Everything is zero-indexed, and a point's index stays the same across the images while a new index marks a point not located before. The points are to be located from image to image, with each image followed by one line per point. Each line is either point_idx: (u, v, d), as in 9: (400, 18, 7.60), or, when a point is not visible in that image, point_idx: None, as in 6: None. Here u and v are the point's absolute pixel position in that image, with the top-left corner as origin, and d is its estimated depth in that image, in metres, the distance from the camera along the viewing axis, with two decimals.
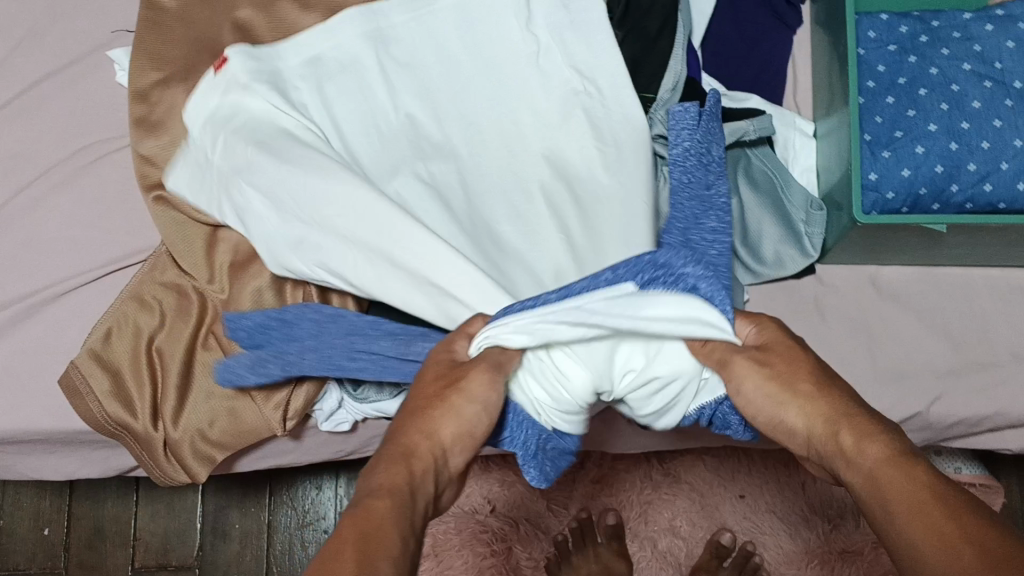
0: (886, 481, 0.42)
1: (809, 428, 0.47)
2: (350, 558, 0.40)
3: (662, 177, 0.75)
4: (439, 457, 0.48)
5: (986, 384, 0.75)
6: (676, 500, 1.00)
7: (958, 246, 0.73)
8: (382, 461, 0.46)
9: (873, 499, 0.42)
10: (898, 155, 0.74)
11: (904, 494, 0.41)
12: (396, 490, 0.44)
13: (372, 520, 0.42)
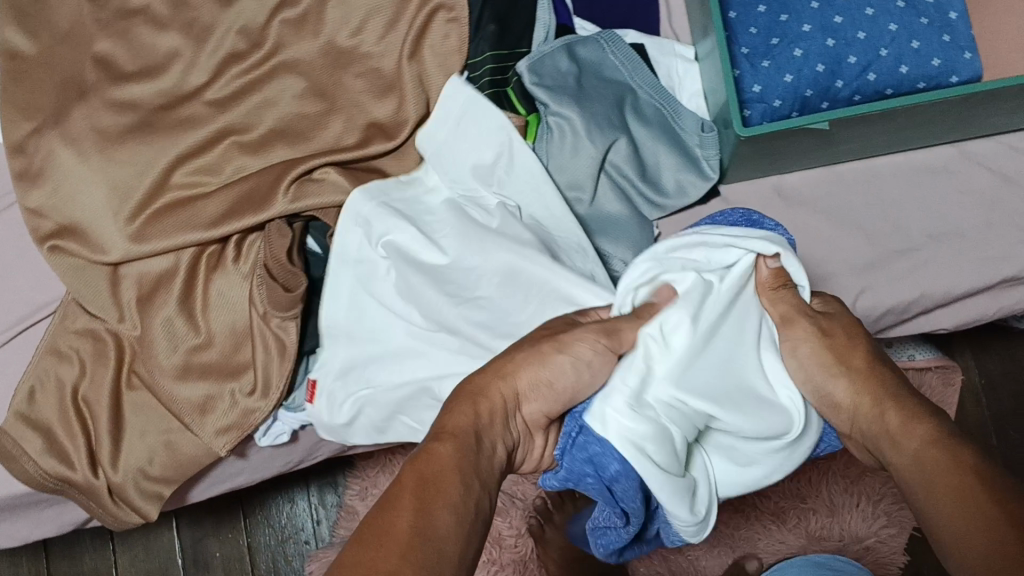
0: (928, 461, 0.51)
1: (856, 404, 0.57)
2: (410, 504, 0.45)
3: (555, 136, 0.73)
4: (512, 404, 0.53)
5: (906, 270, 0.75)
6: None
7: (853, 142, 0.72)
8: (464, 408, 0.51)
9: (917, 477, 0.52)
10: (778, 62, 0.74)
11: (943, 475, 0.51)
12: (459, 440, 0.49)
13: (435, 468, 0.47)
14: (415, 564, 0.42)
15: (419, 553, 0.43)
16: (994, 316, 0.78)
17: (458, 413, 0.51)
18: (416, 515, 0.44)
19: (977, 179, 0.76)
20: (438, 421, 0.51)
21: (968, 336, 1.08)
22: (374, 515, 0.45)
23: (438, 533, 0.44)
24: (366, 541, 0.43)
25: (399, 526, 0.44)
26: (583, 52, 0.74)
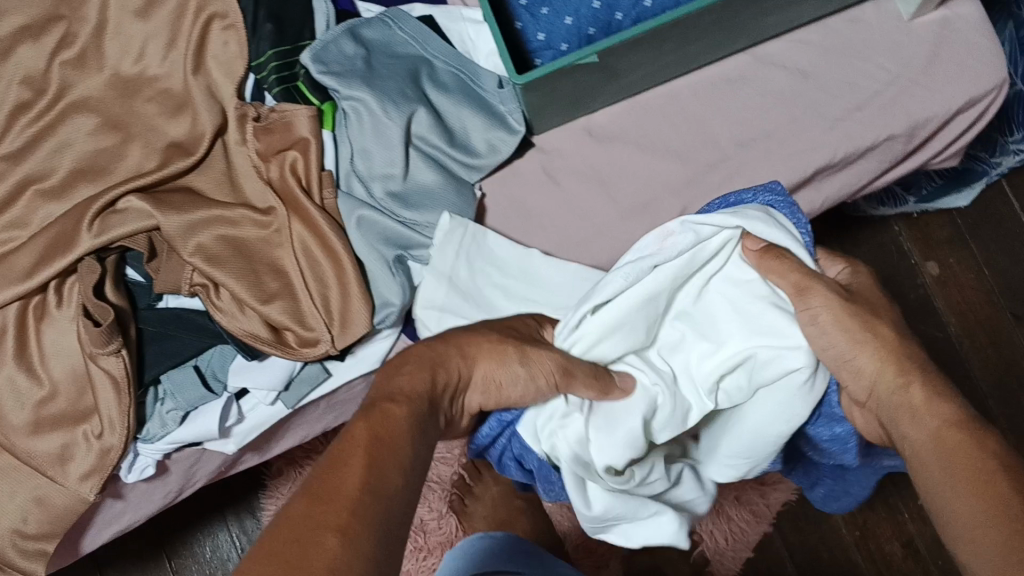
0: (950, 440, 0.52)
1: (878, 373, 0.58)
2: (360, 460, 0.42)
3: (355, 121, 0.71)
4: (462, 377, 0.53)
5: (722, 180, 0.76)
6: None
7: (643, 68, 0.72)
8: (403, 367, 0.50)
9: (925, 451, 0.53)
10: (556, 6, 0.74)
11: (949, 445, 0.52)
12: (410, 401, 0.48)
13: (384, 427, 0.45)
14: (364, 521, 0.39)
15: (367, 509, 0.40)
16: (821, 209, 0.80)
17: (405, 376, 0.50)
18: (367, 473, 0.42)
19: (774, 80, 0.77)
20: (385, 384, 0.49)
21: (833, 231, 1.13)
22: (323, 468, 0.41)
23: (387, 492, 0.42)
24: (312, 498, 0.40)
25: (351, 480, 0.41)
26: (369, 32, 0.73)
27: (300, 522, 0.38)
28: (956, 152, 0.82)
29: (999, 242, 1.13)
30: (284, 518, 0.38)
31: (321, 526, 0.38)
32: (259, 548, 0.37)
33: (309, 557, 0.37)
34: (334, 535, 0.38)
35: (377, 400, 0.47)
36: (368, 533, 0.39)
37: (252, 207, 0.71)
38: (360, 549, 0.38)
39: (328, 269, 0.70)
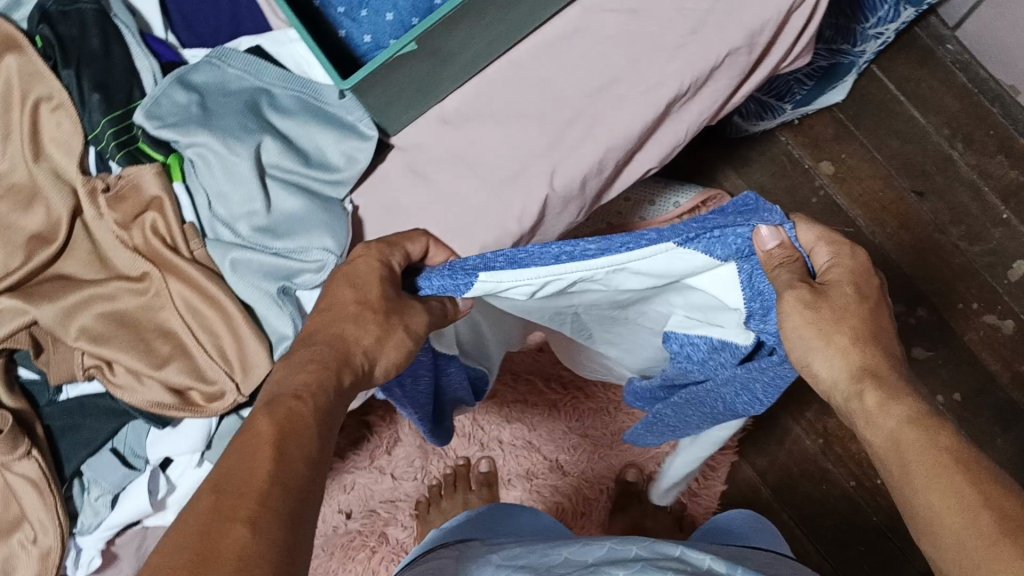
0: (908, 440, 0.49)
1: (838, 373, 0.54)
2: (267, 454, 0.46)
3: (205, 166, 0.70)
4: (366, 366, 0.56)
5: (586, 132, 0.75)
6: (510, 407, 1.10)
7: (472, 43, 0.71)
8: (306, 361, 0.53)
9: (899, 451, 0.50)
10: (373, 7, 0.73)
11: (915, 448, 0.49)
12: (315, 395, 0.51)
13: (293, 422, 0.49)
14: (275, 513, 0.43)
15: (275, 500, 0.44)
16: (687, 137, 0.81)
17: (309, 372, 0.52)
18: (274, 465, 0.45)
19: (605, 24, 0.76)
20: (284, 382, 0.52)
21: (721, 155, 1.17)
22: (235, 463, 0.45)
23: (294, 481, 0.46)
24: (222, 494, 0.43)
25: (261, 472, 0.45)
26: (197, 77, 0.72)
27: (209, 513, 0.42)
28: (804, 47, 0.82)
29: (884, 129, 1.15)
30: (198, 512, 0.42)
31: (229, 517, 0.42)
32: (178, 539, 0.41)
33: (218, 545, 0.40)
34: (242, 524, 0.42)
35: (281, 398, 0.50)
36: (277, 522, 0.43)
37: (125, 278, 0.70)
38: (271, 536, 0.42)
39: (213, 318, 0.69)
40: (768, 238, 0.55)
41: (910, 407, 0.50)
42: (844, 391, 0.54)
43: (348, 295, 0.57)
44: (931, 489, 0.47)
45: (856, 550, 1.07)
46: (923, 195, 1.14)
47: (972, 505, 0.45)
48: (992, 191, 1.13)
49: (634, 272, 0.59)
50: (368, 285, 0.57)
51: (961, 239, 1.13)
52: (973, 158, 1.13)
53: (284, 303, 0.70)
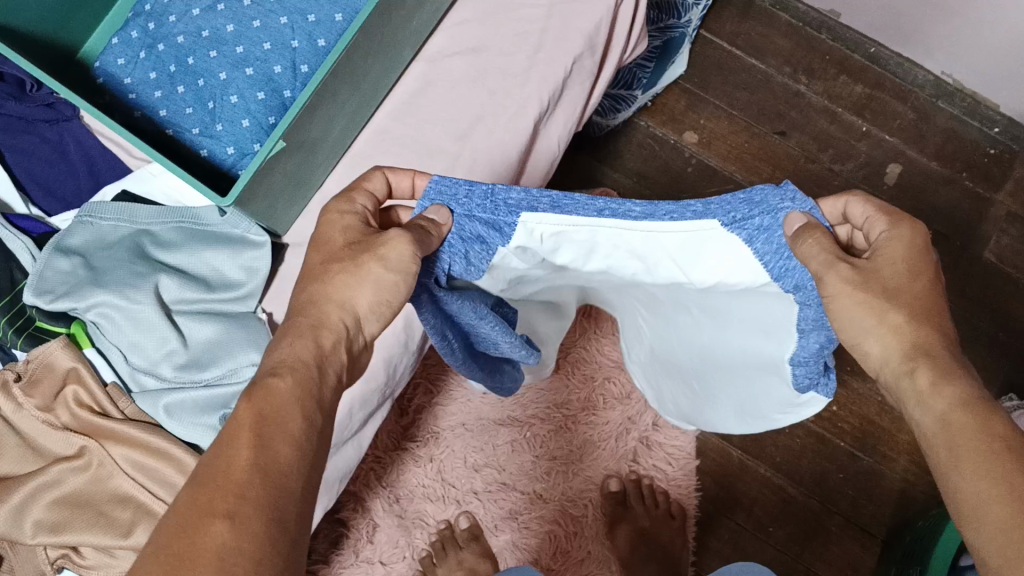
0: (958, 426, 0.46)
1: (890, 355, 0.50)
2: (248, 437, 0.44)
3: (108, 323, 0.69)
4: (350, 328, 0.53)
5: (469, 172, 0.76)
6: (482, 464, 1.09)
7: (334, 125, 0.72)
8: (284, 336, 0.51)
9: (949, 434, 0.46)
10: (227, 117, 0.73)
11: (980, 435, 0.45)
12: (293, 368, 0.48)
13: (268, 402, 0.46)
14: (256, 504, 0.41)
15: (256, 492, 0.41)
16: (562, 148, 0.84)
17: (294, 341, 0.50)
18: (255, 449, 0.43)
19: (452, 69, 0.78)
20: (275, 356, 0.50)
21: (592, 155, 1.19)
22: (213, 453, 0.43)
23: (281, 469, 0.43)
24: (206, 487, 0.41)
25: (240, 463, 0.42)
26: (74, 239, 0.71)
27: (189, 513, 0.40)
28: (639, 35, 0.86)
29: (731, 86, 1.20)
30: (178, 510, 0.40)
31: (210, 515, 0.40)
32: (158, 540, 0.39)
33: (196, 545, 0.39)
34: (222, 523, 0.39)
35: (262, 378, 0.48)
36: (257, 514, 0.40)
37: (63, 459, 0.69)
38: (250, 531, 0.40)
39: (165, 470, 0.67)
40: (800, 222, 0.52)
41: (964, 388, 0.47)
42: (896, 369, 0.50)
43: (315, 258, 0.55)
44: (982, 476, 0.44)
45: (836, 479, 1.11)
46: (786, 134, 1.19)
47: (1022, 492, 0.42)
48: (845, 110, 1.19)
49: (654, 244, 0.58)
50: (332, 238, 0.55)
51: (833, 161, 1.18)
52: (819, 86, 1.19)
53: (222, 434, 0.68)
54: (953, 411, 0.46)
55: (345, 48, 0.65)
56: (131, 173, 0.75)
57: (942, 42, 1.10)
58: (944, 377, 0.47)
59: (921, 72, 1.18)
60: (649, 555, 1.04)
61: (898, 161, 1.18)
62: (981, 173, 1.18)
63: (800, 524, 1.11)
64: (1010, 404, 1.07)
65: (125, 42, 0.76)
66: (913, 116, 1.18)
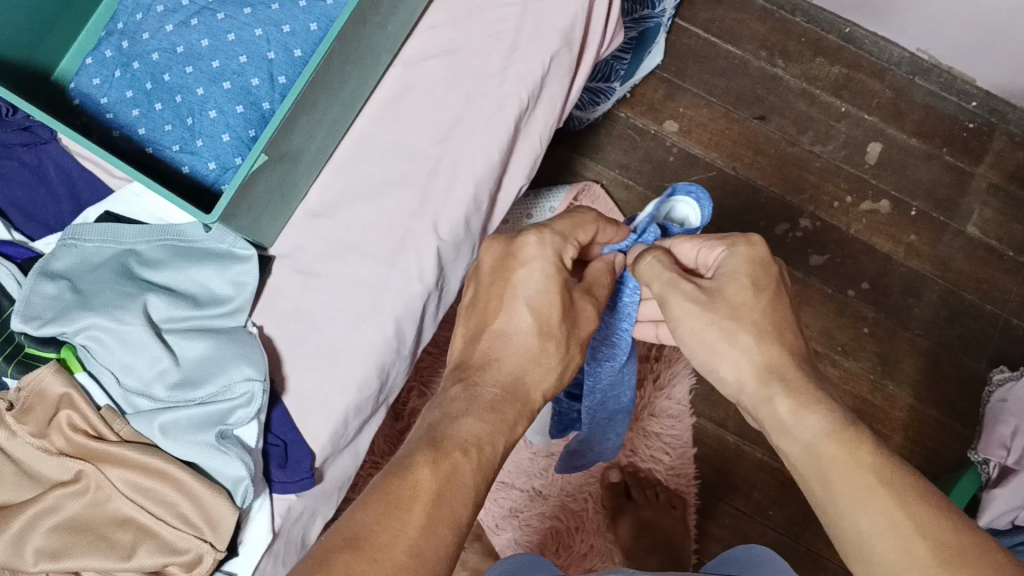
0: (830, 452, 0.51)
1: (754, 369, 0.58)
2: (420, 516, 0.46)
3: (98, 346, 0.69)
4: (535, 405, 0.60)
5: (453, 177, 0.76)
6: None
7: (315, 134, 0.71)
8: (484, 406, 0.56)
9: (817, 457, 0.52)
10: (207, 133, 0.73)
11: (842, 460, 0.50)
12: (478, 451, 0.52)
13: (446, 479, 0.49)
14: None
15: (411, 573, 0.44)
16: (544, 145, 0.83)
17: (484, 421, 0.54)
18: (421, 530, 0.46)
19: (430, 71, 0.78)
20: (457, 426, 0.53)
21: (574, 150, 1.20)
22: (379, 515, 0.45)
23: (435, 551, 0.46)
24: (362, 554, 0.43)
25: (400, 544, 0.44)
26: (59, 263, 0.71)
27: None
28: (615, 27, 0.85)
29: (709, 73, 1.20)
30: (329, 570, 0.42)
31: None
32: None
33: None
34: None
35: (448, 448, 0.51)
36: None
37: (60, 484, 0.68)
38: None
39: (166, 490, 0.67)
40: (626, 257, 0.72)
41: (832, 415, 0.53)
42: (758, 388, 0.57)
43: None
44: (866, 508, 0.48)
45: None
46: (765, 118, 1.19)
47: (908, 533, 0.47)
48: (824, 91, 1.19)
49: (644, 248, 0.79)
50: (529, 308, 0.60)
51: (814, 144, 1.19)
52: (796, 69, 1.19)
53: (222, 452, 0.68)
54: (823, 438, 0.52)
55: (319, 61, 0.65)
56: (114, 194, 0.75)
57: (915, 20, 1.10)
58: (812, 406, 0.54)
59: (897, 50, 1.18)
60: (652, 546, 1.04)
61: (878, 139, 1.19)
62: (960, 147, 1.18)
63: (800, 505, 1.11)
64: (996, 377, 1.09)
65: (99, 62, 0.76)
66: (891, 94, 1.19)
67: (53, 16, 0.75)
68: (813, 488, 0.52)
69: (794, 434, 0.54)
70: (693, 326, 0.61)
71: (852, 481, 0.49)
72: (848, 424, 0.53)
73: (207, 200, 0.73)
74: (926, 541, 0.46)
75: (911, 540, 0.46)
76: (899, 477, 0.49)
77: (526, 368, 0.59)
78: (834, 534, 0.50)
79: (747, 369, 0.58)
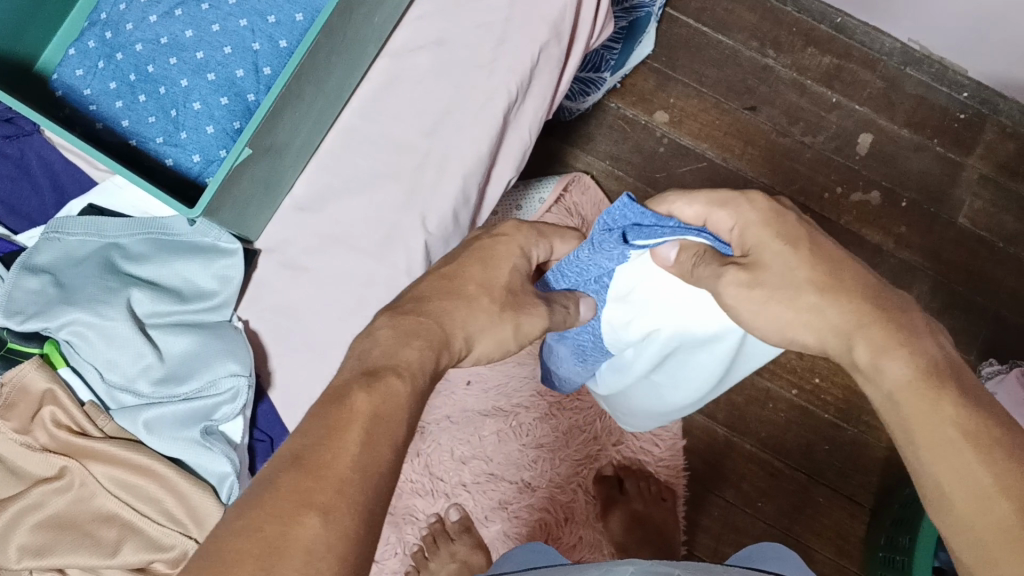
0: (904, 403, 0.52)
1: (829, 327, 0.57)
2: (359, 432, 0.45)
3: (84, 343, 0.69)
4: (463, 351, 0.56)
5: (442, 169, 0.75)
6: (476, 456, 1.09)
7: (300, 127, 0.71)
8: (406, 334, 0.53)
9: (900, 404, 0.52)
10: (191, 125, 0.72)
11: (949, 422, 0.49)
12: (412, 373, 0.50)
13: (385, 405, 0.47)
14: (349, 503, 0.42)
15: (354, 490, 0.42)
16: (532, 138, 0.83)
17: (414, 349, 0.52)
18: (363, 444, 0.44)
19: (418, 63, 0.77)
20: (387, 353, 0.51)
21: (564, 141, 1.19)
22: (318, 439, 0.44)
23: (376, 467, 0.44)
24: (306, 471, 0.42)
25: (344, 460, 0.43)
26: (42, 257, 0.70)
27: (289, 503, 0.40)
28: (604, 19, 0.85)
29: (699, 62, 1.19)
30: (276, 496, 0.41)
31: (303, 506, 0.40)
32: (245, 517, 0.40)
33: (289, 537, 0.39)
34: (315, 515, 0.40)
35: (381, 371, 0.49)
36: (350, 514, 0.41)
37: (44, 480, 0.70)
38: (344, 526, 0.41)
39: (150, 486, 0.69)
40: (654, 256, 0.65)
41: (913, 358, 0.53)
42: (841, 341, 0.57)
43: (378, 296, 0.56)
44: (946, 467, 0.48)
45: (823, 451, 1.12)
46: (755, 109, 1.19)
47: (989, 493, 0.46)
48: (815, 81, 1.19)
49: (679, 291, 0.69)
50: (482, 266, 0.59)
51: (804, 135, 1.19)
52: (787, 59, 1.19)
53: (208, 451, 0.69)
54: (903, 385, 0.52)
55: (304, 55, 0.64)
56: (96, 186, 0.74)
57: (905, 9, 1.10)
58: (900, 345, 0.53)
59: (888, 40, 1.18)
60: (644, 539, 1.03)
61: (869, 130, 1.18)
62: (952, 138, 1.18)
63: (788, 498, 1.12)
64: (986, 370, 1.09)
65: (82, 52, 0.74)
66: (882, 84, 1.18)
67: (37, 7, 0.74)
68: (895, 434, 0.53)
69: (882, 378, 0.53)
70: (752, 302, 0.59)
71: (933, 433, 0.50)
72: (935, 367, 0.52)
73: (190, 193, 0.72)
74: (1008, 503, 0.46)
75: (993, 501, 0.46)
76: (986, 433, 0.48)
77: (450, 305, 0.56)
78: (924, 490, 0.50)
79: (824, 325, 0.57)
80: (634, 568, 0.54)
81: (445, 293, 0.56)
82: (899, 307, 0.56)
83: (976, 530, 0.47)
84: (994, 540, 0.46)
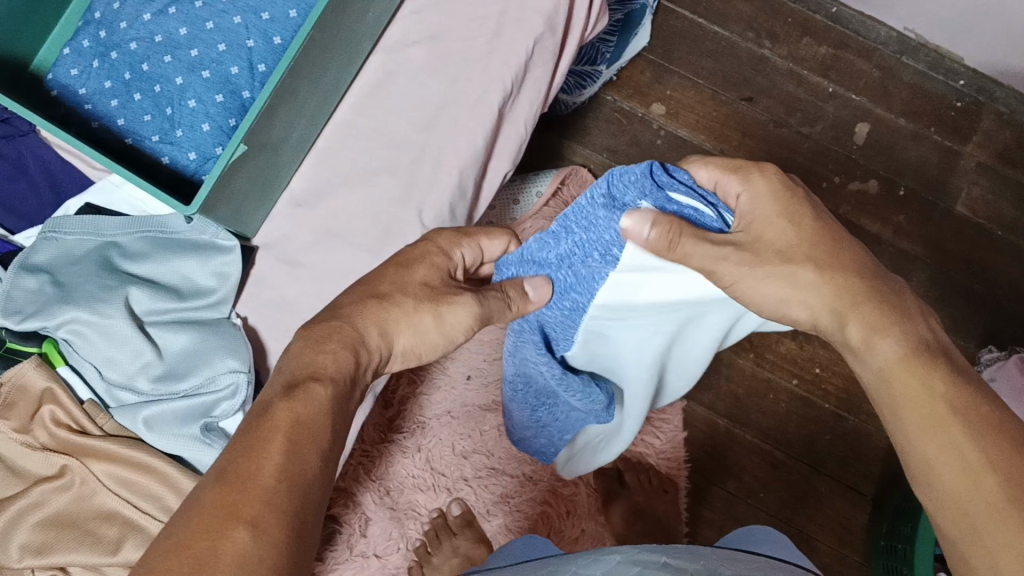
0: (896, 378, 0.51)
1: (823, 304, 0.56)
2: (281, 445, 0.45)
3: (84, 341, 0.69)
4: (383, 352, 0.57)
5: (438, 163, 0.75)
6: (476, 451, 1.09)
7: (294, 124, 0.70)
8: (322, 339, 0.53)
9: (890, 380, 0.51)
10: (186, 122, 0.72)
11: (941, 398, 0.48)
12: (332, 378, 0.51)
13: (307, 416, 0.47)
14: (279, 513, 0.42)
15: (279, 502, 0.42)
16: (529, 131, 0.82)
17: (328, 353, 0.52)
18: (283, 459, 0.44)
19: (412, 58, 0.76)
20: (312, 361, 0.52)
21: (561, 135, 1.19)
22: (242, 452, 0.44)
23: (306, 476, 0.44)
24: (233, 484, 0.42)
25: (268, 470, 0.43)
26: (39, 256, 0.70)
27: (216, 516, 0.40)
28: (599, 11, 0.84)
29: (696, 55, 1.19)
30: (200, 508, 0.41)
31: (231, 520, 0.40)
32: (172, 534, 0.40)
33: (218, 551, 0.39)
34: (245, 528, 0.40)
35: (303, 380, 0.50)
36: (279, 523, 0.41)
37: (44, 479, 0.71)
38: (274, 539, 0.40)
39: (150, 483, 0.70)
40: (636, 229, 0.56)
41: (905, 336, 0.52)
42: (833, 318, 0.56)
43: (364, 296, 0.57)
44: (932, 443, 0.48)
45: (824, 441, 1.12)
46: (752, 100, 1.19)
47: (975, 468, 0.45)
48: (811, 72, 1.19)
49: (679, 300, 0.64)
50: (411, 271, 0.59)
51: (802, 125, 1.19)
52: (784, 49, 1.19)
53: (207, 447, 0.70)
54: (895, 362, 0.51)
55: (297, 54, 0.64)
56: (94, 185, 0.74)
57: None
58: (889, 323, 0.53)
59: (885, 29, 1.18)
60: (646, 531, 1.03)
61: (866, 120, 1.18)
62: (949, 127, 1.18)
63: (789, 488, 1.12)
64: (985, 357, 1.10)
65: (78, 52, 0.74)
66: (879, 74, 1.18)
67: (32, 7, 0.74)
68: (884, 412, 0.52)
69: (873, 356, 0.53)
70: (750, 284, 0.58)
71: (923, 409, 0.49)
72: (926, 344, 0.52)
73: (187, 190, 0.72)
74: (994, 476, 0.44)
75: (979, 475, 0.45)
76: (976, 410, 0.47)
77: (365, 311, 0.56)
78: (912, 470, 0.49)
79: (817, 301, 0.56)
80: (622, 557, 0.52)
81: (372, 297, 0.57)
82: (894, 286, 0.55)
83: (960, 505, 0.45)
84: (980, 516, 0.44)
